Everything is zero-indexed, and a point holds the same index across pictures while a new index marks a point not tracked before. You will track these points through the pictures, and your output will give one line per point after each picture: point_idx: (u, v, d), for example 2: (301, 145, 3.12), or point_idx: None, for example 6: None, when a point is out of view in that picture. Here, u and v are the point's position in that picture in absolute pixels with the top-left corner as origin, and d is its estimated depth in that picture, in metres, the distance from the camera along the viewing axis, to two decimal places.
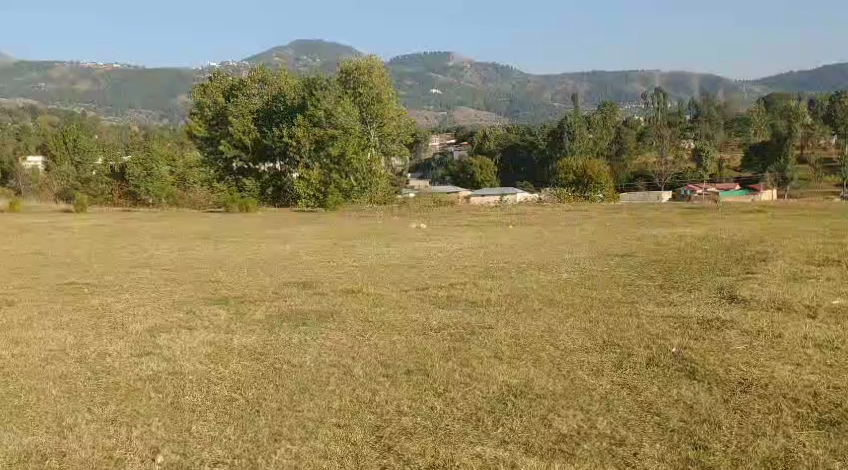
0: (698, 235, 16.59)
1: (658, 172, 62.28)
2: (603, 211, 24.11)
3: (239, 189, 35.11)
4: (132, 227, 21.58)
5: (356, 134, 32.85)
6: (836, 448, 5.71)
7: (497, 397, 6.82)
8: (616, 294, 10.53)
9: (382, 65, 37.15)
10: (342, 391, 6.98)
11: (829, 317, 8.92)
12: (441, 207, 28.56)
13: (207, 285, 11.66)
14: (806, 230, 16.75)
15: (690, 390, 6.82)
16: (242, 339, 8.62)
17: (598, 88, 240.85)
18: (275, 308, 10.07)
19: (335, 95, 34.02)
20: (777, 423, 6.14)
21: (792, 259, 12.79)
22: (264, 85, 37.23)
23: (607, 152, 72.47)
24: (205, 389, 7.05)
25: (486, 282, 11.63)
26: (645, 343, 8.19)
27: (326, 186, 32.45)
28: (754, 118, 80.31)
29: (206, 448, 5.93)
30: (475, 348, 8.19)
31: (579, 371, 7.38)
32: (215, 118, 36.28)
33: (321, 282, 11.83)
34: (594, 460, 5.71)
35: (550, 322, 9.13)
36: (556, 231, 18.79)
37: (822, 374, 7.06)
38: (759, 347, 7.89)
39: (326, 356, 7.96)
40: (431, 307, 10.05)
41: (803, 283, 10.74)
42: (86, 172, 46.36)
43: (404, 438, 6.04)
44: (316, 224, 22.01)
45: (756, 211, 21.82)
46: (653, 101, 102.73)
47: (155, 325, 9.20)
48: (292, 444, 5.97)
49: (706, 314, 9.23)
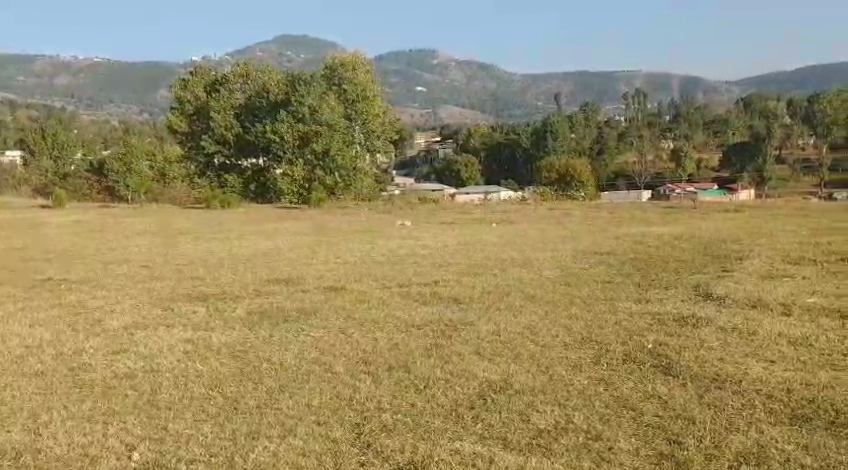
0: (678, 233, 16.65)
1: (640, 170, 62.57)
2: (586, 210, 24.22)
3: (220, 185, 34.79)
4: (113, 223, 21.40)
5: (341, 131, 32.79)
6: (808, 444, 5.75)
7: (477, 394, 6.84)
8: (596, 291, 10.58)
9: (367, 61, 36.83)
10: (323, 389, 6.96)
11: (804, 314, 9.04)
12: (427, 205, 28.48)
13: (188, 282, 11.57)
14: (787, 229, 16.91)
15: (665, 386, 6.87)
16: (223, 336, 8.59)
17: (583, 91, 242.98)
18: (258, 305, 10.05)
19: (320, 90, 33.41)
20: (750, 418, 6.21)
21: (768, 257, 12.93)
22: (247, 81, 36.18)
23: (589, 152, 72.84)
24: (182, 387, 7.03)
25: (470, 280, 11.64)
26: (622, 339, 8.24)
27: (310, 182, 32.64)
28: (734, 122, 81.00)
29: (183, 446, 5.90)
30: (456, 345, 8.22)
31: (557, 367, 7.41)
32: (196, 114, 35.86)
33: (304, 280, 11.77)
34: (571, 454, 5.75)
35: (530, 320, 9.12)
36: (540, 229, 18.81)
37: (796, 371, 7.13)
38: (734, 344, 7.99)
39: (307, 352, 7.97)
40: (415, 305, 10.03)
41: (780, 282, 10.80)
42: (65, 167, 46.01)
43: (384, 435, 6.06)
44: (301, 222, 21.79)
45: (736, 212, 21.87)
46: (633, 102, 103.01)
47: (132, 322, 9.15)
48: (270, 442, 5.96)
49: (683, 311, 9.31)
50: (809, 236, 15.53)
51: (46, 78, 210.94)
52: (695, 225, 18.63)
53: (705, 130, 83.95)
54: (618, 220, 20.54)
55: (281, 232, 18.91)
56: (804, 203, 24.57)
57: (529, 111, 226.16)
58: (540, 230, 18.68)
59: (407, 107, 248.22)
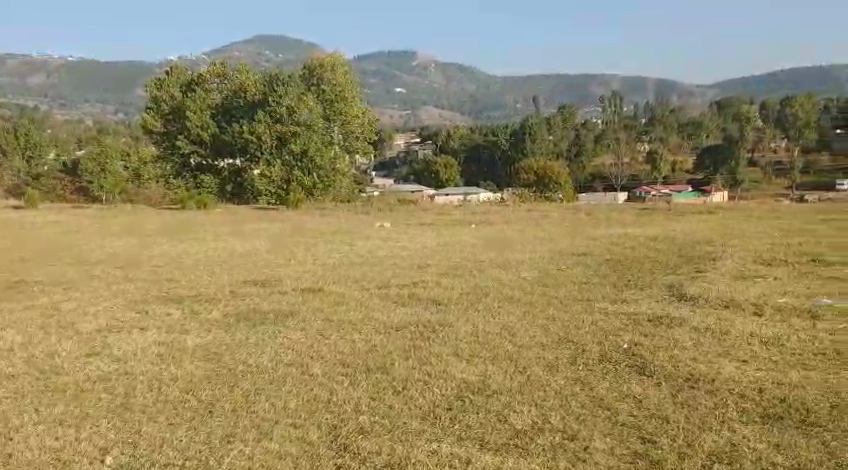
0: (653, 235, 16.78)
1: (616, 172, 62.96)
2: (563, 212, 24.35)
3: (196, 186, 34.51)
4: (87, 224, 21.12)
5: (318, 132, 32.66)
6: (779, 442, 5.82)
7: (454, 395, 6.84)
8: (572, 291, 10.65)
9: (346, 62, 36.81)
10: (299, 391, 6.95)
11: (776, 314, 9.14)
12: (404, 206, 28.50)
13: (163, 284, 11.47)
14: (758, 230, 17.13)
15: (639, 385, 6.93)
16: (197, 339, 8.54)
17: (561, 93, 244.12)
18: (233, 307, 9.98)
19: (297, 90, 33.34)
20: (723, 417, 6.27)
21: (740, 258, 13.06)
22: (223, 80, 35.86)
23: (567, 154, 73.20)
24: (156, 390, 6.97)
25: (449, 281, 11.62)
26: (598, 339, 8.30)
27: (288, 183, 32.09)
28: (708, 124, 81.83)
29: (158, 450, 5.87)
30: (435, 346, 8.22)
31: (534, 368, 7.44)
32: (171, 114, 35.29)
33: (281, 282, 11.71)
34: (548, 453, 5.78)
35: (507, 320, 9.18)
36: (517, 231, 18.86)
37: (767, 371, 7.20)
38: (706, 343, 8.06)
39: (283, 355, 7.93)
40: (392, 306, 10.02)
41: (752, 283, 10.92)
42: (38, 168, 45.39)
43: (361, 437, 6.05)
44: (277, 223, 21.66)
45: (709, 213, 22.11)
46: (609, 104, 103.58)
47: (106, 325, 9.06)
48: (245, 445, 5.94)
49: (657, 311, 9.38)
50: (779, 238, 15.72)
51: (20, 78, 208.19)
52: (670, 226, 18.78)
53: (680, 132, 84.71)
54: (595, 222, 20.67)
55: (257, 233, 18.84)
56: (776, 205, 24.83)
57: (507, 113, 226.77)
58: (516, 231, 18.76)
59: (386, 108, 247.94)
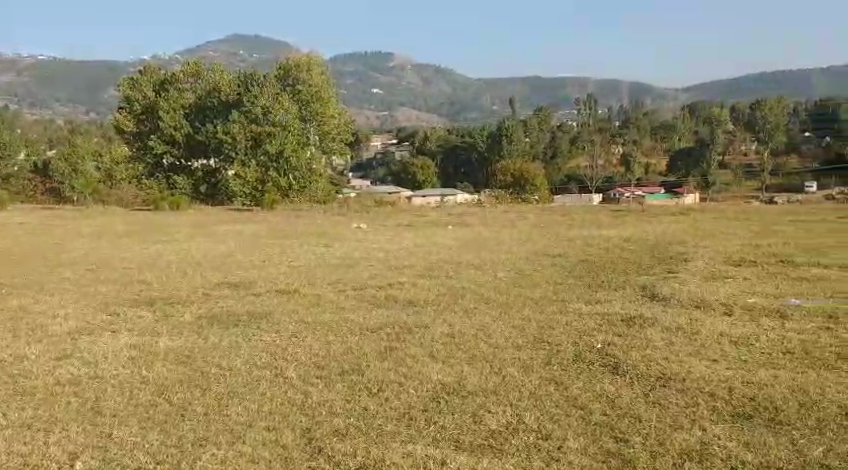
0: (627, 236, 16.97)
1: (591, 174, 63.41)
2: (537, 212, 24.59)
3: (170, 186, 34.18)
4: (59, 225, 20.87)
5: (294, 132, 32.42)
6: (749, 441, 5.88)
7: (430, 396, 6.84)
8: (547, 292, 10.73)
9: (321, 63, 36.80)
10: (273, 394, 6.92)
11: (745, 314, 9.25)
12: (381, 207, 28.60)
13: (135, 287, 11.37)
14: (731, 231, 17.33)
15: (613, 385, 6.98)
16: (169, 341, 8.47)
17: (537, 95, 245.41)
18: (207, 309, 9.95)
19: (273, 91, 33.34)
20: (694, 416, 6.32)
21: (711, 258, 13.26)
22: (198, 80, 35.83)
23: (542, 156, 73.61)
24: (127, 394, 6.89)
25: (425, 282, 11.67)
26: (572, 340, 8.34)
27: (263, 184, 31.35)
28: (681, 126, 82.73)
29: (129, 454, 5.82)
30: (411, 348, 8.21)
31: (509, 368, 7.46)
32: (145, 114, 35.05)
33: (255, 283, 11.69)
34: (522, 453, 5.80)
35: (483, 321, 9.23)
36: (493, 232, 18.97)
37: (737, 370, 7.30)
38: (678, 343, 8.13)
39: (257, 357, 7.90)
40: (368, 307, 10.05)
41: (722, 283, 11.06)
42: (8, 168, 44.71)
43: (335, 439, 6.04)
44: (253, 225, 21.56)
45: (680, 214, 22.42)
46: (583, 106, 104.49)
47: (76, 327, 8.97)
48: (218, 448, 5.90)
49: (630, 311, 9.46)
50: (750, 238, 15.98)
51: None
52: (642, 227, 19.04)
53: (653, 135, 85.54)
54: (569, 223, 20.88)
55: (231, 235, 18.74)
56: (744, 206, 25.29)
57: (483, 115, 227.60)
58: (492, 233, 18.81)
59: (363, 109, 247.54)
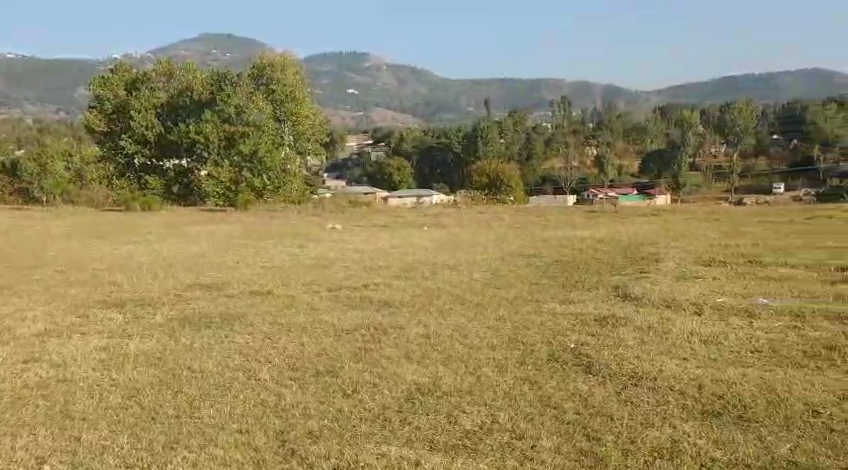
0: (600, 236, 17.16)
1: (565, 175, 63.84)
2: (513, 212, 24.85)
3: (142, 186, 33.85)
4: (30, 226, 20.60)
5: (269, 132, 32.24)
6: (719, 438, 5.93)
7: (404, 397, 6.83)
8: (522, 292, 10.77)
9: (295, 62, 36.64)
10: (247, 396, 6.86)
11: (715, 313, 9.35)
12: (356, 208, 28.70)
13: (106, 288, 11.26)
14: (702, 232, 17.56)
15: (585, 384, 7.01)
16: (141, 344, 8.39)
17: (512, 97, 246.63)
18: (179, 311, 9.86)
19: (247, 90, 33.17)
20: (664, 414, 6.37)
21: (682, 258, 13.42)
22: (171, 79, 35.48)
23: (517, 157, 73.99)
24: (97, 397, 6.81)
25: (401, 282, 11.70)
26: (546, 340, 8.37)
27: (237, 185, 31.32)
28: (654, 127, 83.66)
29: (98, 458, 5.74)
30: (385, 348, 8.21)
31: (484, 368, 7.47)
32: (115, 113, 34.48)
33: (230, 284, 11.63)
34: (496, 454, 5.79)
35: (458, 321, 9.24)
36: (468, 232, 19.10)
37: (706, 368, 7.37)
38: (650, 342, 8.20)
39: (230, 359, 7.83)
40: (344, 308, 10.04)
41: (693, 283, 11.16)
42: None
43: (309, 441, 6.00)
44: (228, 225, 21.48)
45: (652, 215, 22.76)
46: (557, 108, 105.35)
47: (44, 330, 8.84)
48: (189, 451, 5.84)
49: (603, 311, 9.52)
50: (720, 239, 16.21)
51: None
52: (615, 227, 19.27)
53: (626, 136, 86.41)
54: (544, 223, 21.08)
55: (205, 235, 18.65)
56: (714, 207, 25.75)
57: (459, 116, 228.21)
58: (468, 233, 18.87)
59: (339, 109, 246.98)
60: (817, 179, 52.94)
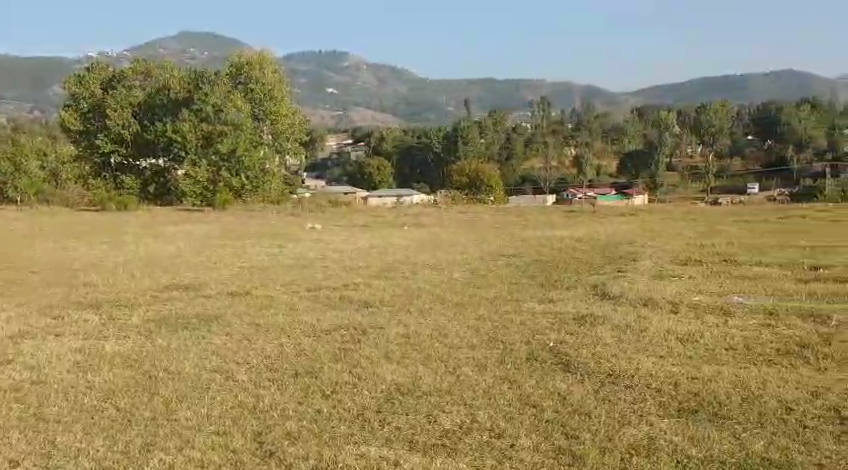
0: (579, 236, 17.21)
1: (544, 175, 64.07)
2: (493, 212, 24.91)
3: (118, 186, 33.62)
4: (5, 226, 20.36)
5: (247, 131, 31.99)
6: (694, 435, 5.96)
7: (384, 397, 6.81)
8: (502, 292, 10.76)
9: (274, 61, 36.36)
10: (225, 398, 6.80)
11: (691, 311, 9.40)
12: (335, 208, 28.60)
13: (82, 289, 11.11)
14: (679, 231, 17.62)
15: (564, 382, 7.03)
16: (117, 345, 8.29)
17: (492, 97, 247.19)
18: (155, 312, 9.76)
19: (224, 89, 32.86)
20: (641, 412, 6.39)
21: (659, 258, 13.45)
22: (148, 78, 35.06)
23: (497, 157, 74.14)
24: (72, 399, 6.72)
25: (381, 282, 11.65)
26: (525, 339, 8.35)
27: (214, 185, 31.39)
28: (632, 128, 84.18)
29: (73, 461, 5.67)
30: (365, 348, 8.18)
31: (464, 368, 7.46)
32: (92, 112, 34.01)
33: (208, 284, 11.53)
34: (474, 453, 5.78)
35: (438, 321, 9.22)
36: (447, 232, 19.10)
37: (684, 365, 7.42)
38: (627, 340, 8.23)
39: (207, 361, 7.75)
40: (323, 308, 10.00)
41: (670, 282, 11.22)
42: None
43: (287, 442, 5.96)
44: (206, 225, 21.32)
45: (629, 215, 22.86)
46: (537, 108, 105.80)
47: (17, 331, 8.71)
48: (165, 454, 5.78)
49: (581, 310, 9.54)
50: (696, 238, 16.25)
51: None
52: (593, 227, 19.34)
53: (605, 137, 86.87)
54: (523, 223, 21.12)
55: (183, 235, 18.49)
56: (691, 207, 25.94)
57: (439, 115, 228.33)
58: (448, 233, 18.86)
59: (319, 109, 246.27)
60: (792, 179, 53.59)
